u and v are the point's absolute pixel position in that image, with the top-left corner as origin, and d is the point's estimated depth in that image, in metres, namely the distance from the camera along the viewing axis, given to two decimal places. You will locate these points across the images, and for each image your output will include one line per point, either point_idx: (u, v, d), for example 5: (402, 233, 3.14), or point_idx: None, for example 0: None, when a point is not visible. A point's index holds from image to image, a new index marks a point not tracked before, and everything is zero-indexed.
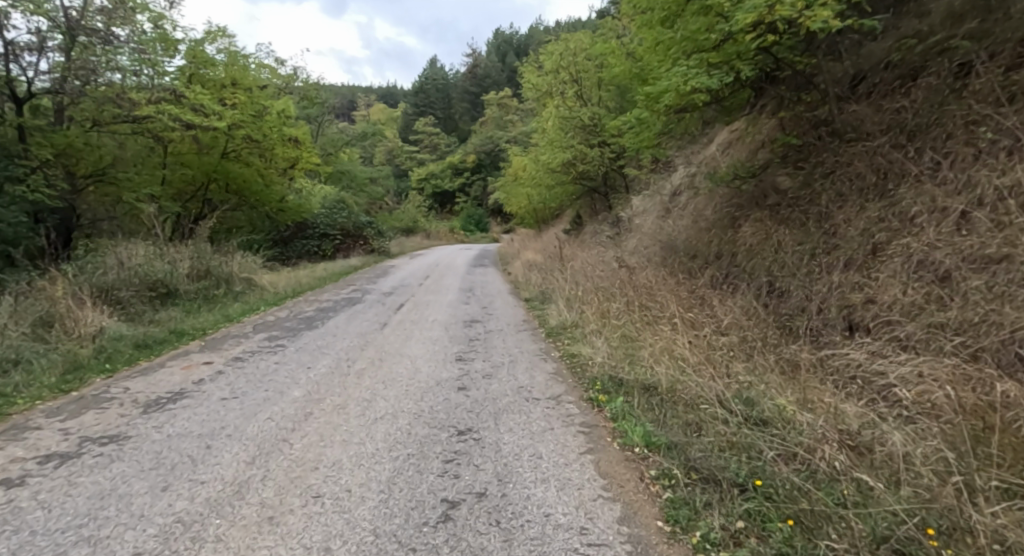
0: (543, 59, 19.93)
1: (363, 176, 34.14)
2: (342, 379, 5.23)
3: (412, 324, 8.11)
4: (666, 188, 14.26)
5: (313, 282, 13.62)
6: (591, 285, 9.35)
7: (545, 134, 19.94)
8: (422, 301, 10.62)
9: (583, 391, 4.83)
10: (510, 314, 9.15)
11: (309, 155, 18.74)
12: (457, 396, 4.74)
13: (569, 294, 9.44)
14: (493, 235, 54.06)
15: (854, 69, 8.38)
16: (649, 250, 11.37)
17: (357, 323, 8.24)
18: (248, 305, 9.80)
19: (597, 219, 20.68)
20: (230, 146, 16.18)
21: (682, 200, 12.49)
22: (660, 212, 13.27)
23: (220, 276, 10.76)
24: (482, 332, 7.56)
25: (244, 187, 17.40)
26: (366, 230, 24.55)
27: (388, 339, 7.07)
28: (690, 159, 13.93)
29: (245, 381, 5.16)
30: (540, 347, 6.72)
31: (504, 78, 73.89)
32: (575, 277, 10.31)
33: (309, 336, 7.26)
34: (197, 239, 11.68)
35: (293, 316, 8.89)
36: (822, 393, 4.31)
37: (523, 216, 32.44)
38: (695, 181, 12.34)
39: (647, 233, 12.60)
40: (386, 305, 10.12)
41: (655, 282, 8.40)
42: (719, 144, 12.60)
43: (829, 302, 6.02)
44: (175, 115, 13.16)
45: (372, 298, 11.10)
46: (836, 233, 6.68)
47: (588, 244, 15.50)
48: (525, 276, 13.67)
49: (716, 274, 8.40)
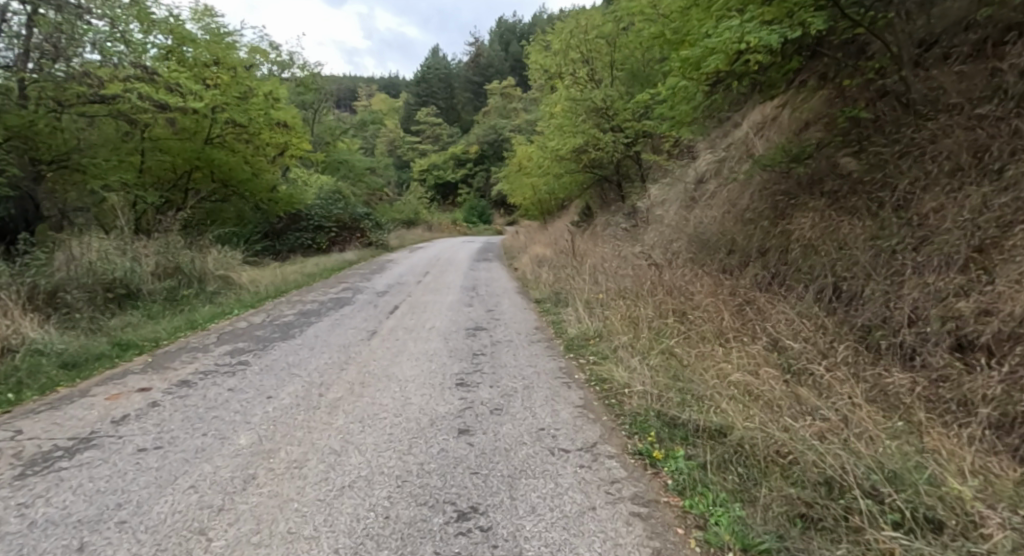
0: (551, 39, 18.61)
1: (361, 167, 32.83)
2: (307, 418, 4.01)
3: (405, 334, 6.90)
4: (687, 176, 13.04)
5: (302, 279, 12.46)
6: (613, 286, 8.14)
7: (552, 120, 18.67)
8: (419, 303, 9.42)
9: (628, 439, 3.61)
10: (520, 320, 7.93)
11: (300, 140, 17.56)
12: (457, 446, 3.54)
13: (588, 295, 8.24)
14: (497, 227, 52.83)
15: (924, 31, 7.11)
16: (674, 245, 10.16)
17: (342, 332, 7.03)
18: (221, 308, 8.61)
19: (608, 210, 19.43)
20: (213, 130, 15.03)
21: (709, 188, 11.26)
22: (683, 202, 12.03)
23: (192, 273, 9.55)
24: (488, 344, 6.37)
25: (229, 175, 16.27)
26: (364, 221, 23.36)
27: (375, 354, 5.87)
28: (715, 144, 12.67)
29: (181, 419, 3.95)
30: (558, 364, 5.52)
31: (508, 67, 72.27)
32: (593, 276, 9.10)
33: (281, 350, 6.05)
34: (169, 232, 10.46)
35: (269, 322, 7.70)
36: (964, 451, 3.11)
37: (528, 208, 31.33)
38: (725, 167, 11.11)
39: (670, 226, 11.39)
40: (378, 308, 8.92)
41: (691, 284, 7.18)
42: (751, 126, 11.33)
43: (926, 312, 4.79)
44: (147, 94, 11.92)
45: (364, 298, 9.91)
46: (923, 224, 5.44)
47: (602, 237, 14.26)
48: (533, 273, 12.45)
49: (763, 274, 7.17)
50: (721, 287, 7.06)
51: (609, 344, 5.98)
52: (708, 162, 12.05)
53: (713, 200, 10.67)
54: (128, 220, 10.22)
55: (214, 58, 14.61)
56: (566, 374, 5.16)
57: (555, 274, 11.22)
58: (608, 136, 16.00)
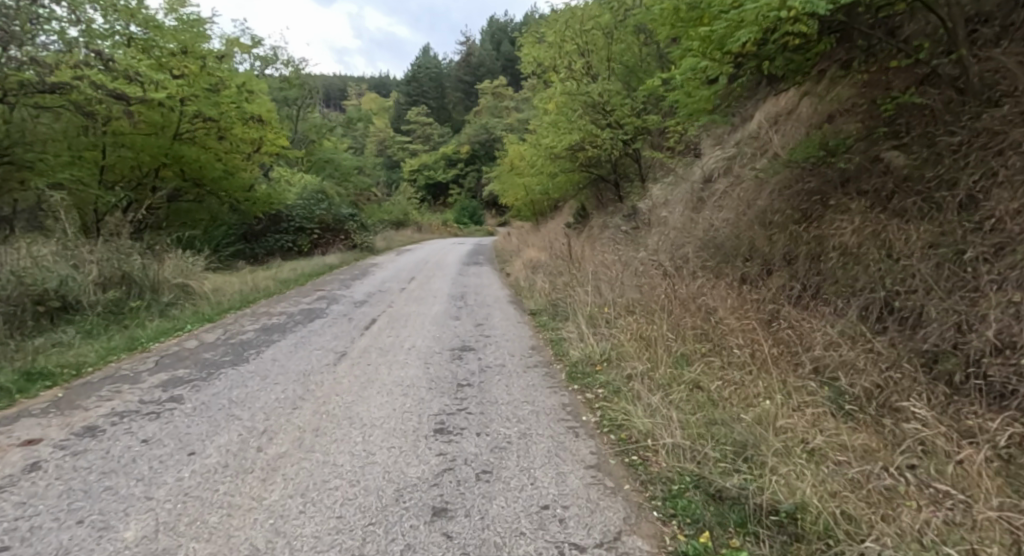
0: (546, 31, 17.66)
1: (347, 166, 31.76)
2: (232, 489, 3.01)
3: (379, 357, 5.92)
4: (692, 175, 12.14)
5: (275, 288, 11.46)
6: (620, 299, 7.21)
7: (547, 116, 17.72)
8: (399, 316, 8.45)
9: (663, 527, 2.67)
10: (513, 336, 6.97)
11: (277, 136, 16.55)
12: (429, 539, 2.56)
13: (590, 306, 7.30)
14: (488, 228, 51.85)
15: (975, 9, 6.21)
16: (682, 251, 9.24)
17: (306, 353, 6.06)
18: (173, 323, 7.55)
19: (605, 211, 18.50)
20: (181, 124, 13.99)
21: (718, 188, 10.35)
22: (689, 203, 11.12)
23: (145, 281, 8.47)
24: (476, 371, 5.38)
25: (200, 172, 15.26)
26: (349, 223, 22.29)
27: (340, 386, 4.89)
28: (723, 142, 11.76)
29: (58, 493, 2.93)
30: (561, 399, 4.55)
31: (500, 66, 71.32)
32: (595, 284, 8.16)
33: (226, 380, 5.04)
34: (121, 235, 9.36)
35: (223, 341, 6.67)
36: None
37: (521, 208, 30.39)
38: (736, 166, 10.20)
39: (677, 229, 10.47)
40: (352, 323, 7.91)
41: (710, 298, 6.26)
42: (763, 121, 10.42)
43: (1016, 338, 3.88)
44: (102, 83, 10.85)
45: (338, 310, 8.92)
46: (998, 229, 4.53)
47: (600, 241, 13.32)
48: (527, 279, 11.50)
49: (793, 286, 6.27)
50: (745, 303, 6.14)
51: (620, 373, 5.04)
52: (715, 160, 11.13)
53: (724, 200, 9.74)
54: (75, 222, 9.16)
55: (182, 47, 13.56)
56: (569, 414, 4.20)
57: (552, 282, 10.27)
58: (607, 132, 15.05)
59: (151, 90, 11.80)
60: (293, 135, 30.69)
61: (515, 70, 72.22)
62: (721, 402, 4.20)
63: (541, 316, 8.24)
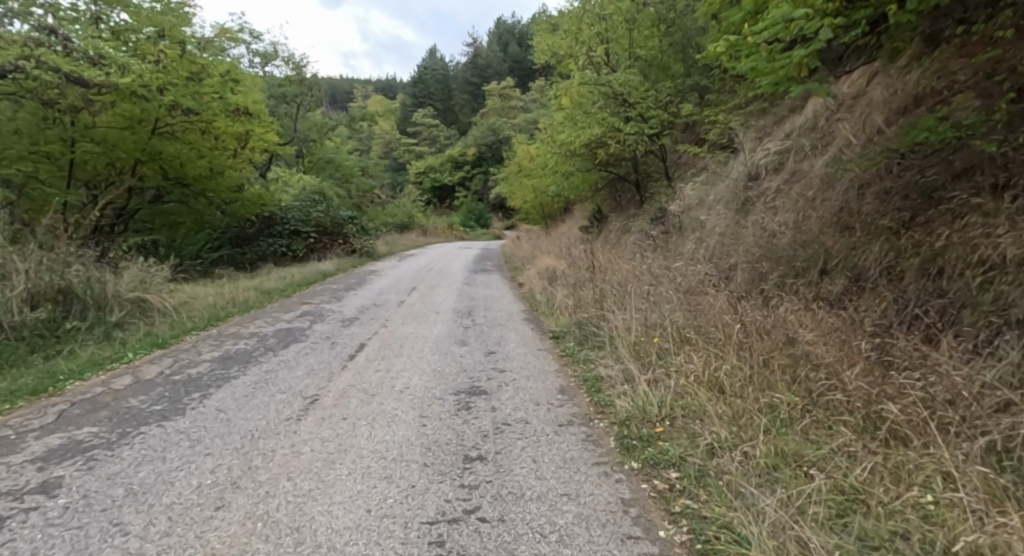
0: (561, 18, 16.28)
1: (348, 166, 30.40)
2: None
3: (360, 406, 4.47)
4: (732, 173, 10.74)
5: (254, 301, 10.02)
6: (669, 324, 5.73)
7: (561, 110, 16.33)
8: (392, 341, 7.01)
9: None
10: (534, 372, 5.50)
11: (268, 132, 15.31)
12: None
13: (631, 331, 5.83)
14: (495, 231, 50.52)
15: None
16: (734, 262, 7.77)
17: (264, 400, 4.59)
18: (114, 350, 6.12)
19: (624, 216, 17.05)
20: (160, 117, 12.71)
21: (769, 187, 8.89)
22: (733, 206, 9.65)
23: (89, 297, 7.04)
24: (491, 433, 3.92)
25: (182, 171, 13.98)
26: (348, 226, 20.95)
27: (298, 463, 3.43)
28: (770, 136, 10.32)
29: None
30: (618, 491, 3.09)
31: (507, 67, 70.04)
32: (634, 302, 6.71)
33: (139, 449, 3.56)
34: (69, 240, 7.95)
35: (166, 378, 5.23)
36: None
37: (529, 210, 29.09)
38: (792, 162, 8.80)
39: (721, 235, 9.06)
40: (335, 349, 6.46)
41: (798, 327, 4.78)
42: (823, 109, 8.99)
43: None
44: (60, 66, 9.56)
45: (321, 332, 7.47)
46: None
47: (625, 249, 11.85)
48: (544, 292, 10.04)
49: (906, 310, 4.78)
50: (847, 334, 4.66)
51: (697, 444, 3.57)
52: (762, 155, 9.69)
53: (780, 201, 8.30)
54: (13, 224, 7.74)
55: (159, 31, 12.28)
56: (637, 527, 2.73)
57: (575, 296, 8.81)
58: (630, 126, 13.63)
59: (119, 75, 10.50)
60: (292, 134, 29.34)
61: (523, 72, 70.96)
62: (873, 506, 2.73)
63: (565, 342, 6.76)
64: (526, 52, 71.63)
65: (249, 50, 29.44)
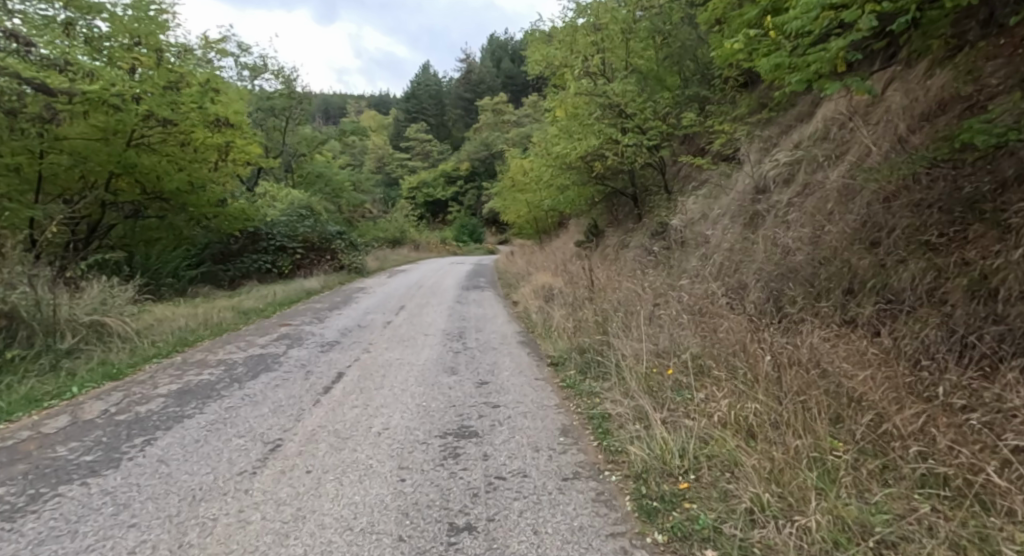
0: (556, 28, 15.89)
1: (338, 181, 29.83)
2: None
3: (330, 455, 3.81)
4: (737, 186, 10.28)
5: (229, 324, 9.34)
6: (684, 353, 5.13)
7: (556, 121, 15.88)
8: (374, 369, 6.34)
9: None
10: (531, 409, 4.86)
11: (249, 145, 14.81)
12: None
13: (642, 361, 5.23)
14: (488, 246, 49.99)
15: None
16: (748, 282, 7.21)
17: (217, 448, 3.92)
18: (58, 383, 5.43)
19: (621, 231, 16.53)
20: (136, 129, 12.12)
21: (780, 200, 8.37)
22: (740, 220, 9.13)
23: (37, 322, 6.34)
24: (484, 491, 3.28)
25: (159, 185, 13.37)
26: (336, 241, 20.35)
27: (244, 539, 2.77)
28: (777, 147, 9.84)
29: None
30: None
31: (500, 82, 70.08)
32: (643, 328, 6.10)
33: (47, 521, 2.88)
34: (21, 258, 7.26)
35: (109, 418, 4.54)
36: None
37: (523, 225, 28.69)
38: (802, 174, 8.33)
39: (729, 251, 8.55)
40: (309, 380, 5.79)
41: (835, 358, 4.20)
42: (834, 118, 8.52)
43: None
44: (23, 73, 8.96)
45: (297, 359, 6.81)
46: None
47: (625, 266, 11.28)
48: (540, 313, 9.43)
49: (955, 339, 4.22)
50: (890, 367, 4.09)
51: (735, 509, 2.94)
52: (770, 166, 9.20)
53: (793, 215, 7.80)
54: None
55: (135, 39, 11.84)
56: None
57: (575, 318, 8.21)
58: (629, 138, 13.16)
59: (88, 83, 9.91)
60: (281, 148, 28.76)
61: (516, 87, 71.04)
62: None
63: (565, 370, 6.13)
64: (519, 68, 71.78)
65: (238, 62, 28.95)
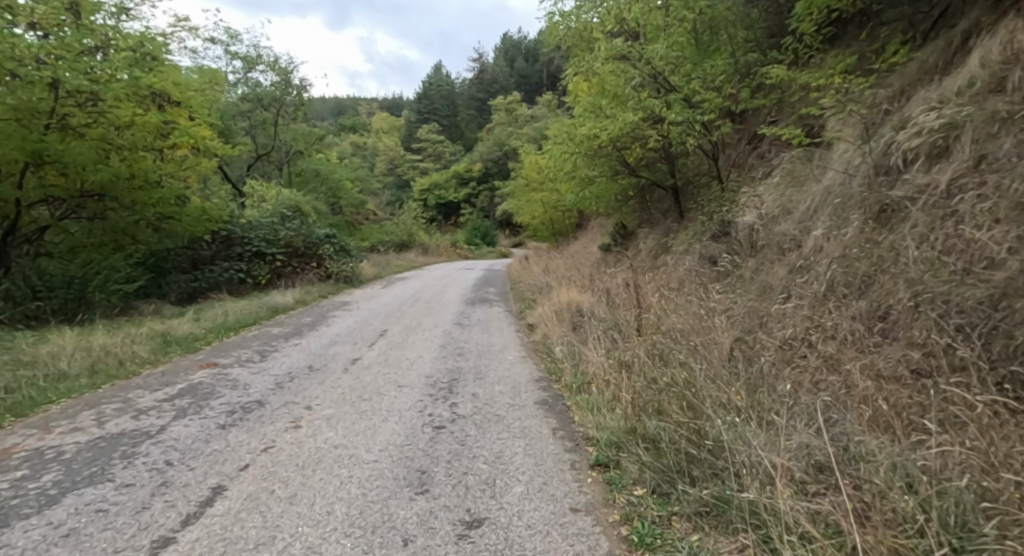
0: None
1: (335, 180, 27.32)
2: None
3: None
4: (836, 170, 7.50)
5: (131, 364, 6.65)
6: (916, 505, 2.32)
7: (582, 98, 13.21)
8: (283, 475, 3.58)
9: None
10: None
11: (197, 128, 12.17)
12: None
13: (827, 519, 2.40)
14: (501, 249, 47.26)
15: None
16: (924, 316, 4.37)
17: None
18: None
19: (658, 233, 13.68)
20: (54, 106, 9.68)
21: (933, 180, 5.55)
22: (859, 212, 6.30)
23: None
24: None
25: (85, 178, 10.81)
26: (325, 246, 17.80)
27: None
28: (898, 112, 7.02)
29: None
30: None
31: (513, 81, 67.63)
32: (788, 427, 3.28)
33: None
34: None
35: None
36: None
37: (538, 228, 26.09)
38: (962, 140, 5.53)
39: (853, 263, 5.74)
40: (144, 515, 3.03)
41: None
42: (1009, 60, 5.70)
43: None
44: None
45: (170, 447, 4.07)
46: None
47: (677, 280, 8.53)
48: (567, 350, 6.64)
49: None
50: None
51: None
52: (897, 136, 6.42)
53: (967, 203, 4.98)
54: None
55: None
56: None
57: (629, 371, 5.46)
58: (674, 112, 10.42)
59: None
60: (273, 143, 26.28)
61: (528, 86, 68.46)
62: None
63: (632, 497, 3.33)
64: (533, 66, 69.20)
65: (227, 51, 26.57)
